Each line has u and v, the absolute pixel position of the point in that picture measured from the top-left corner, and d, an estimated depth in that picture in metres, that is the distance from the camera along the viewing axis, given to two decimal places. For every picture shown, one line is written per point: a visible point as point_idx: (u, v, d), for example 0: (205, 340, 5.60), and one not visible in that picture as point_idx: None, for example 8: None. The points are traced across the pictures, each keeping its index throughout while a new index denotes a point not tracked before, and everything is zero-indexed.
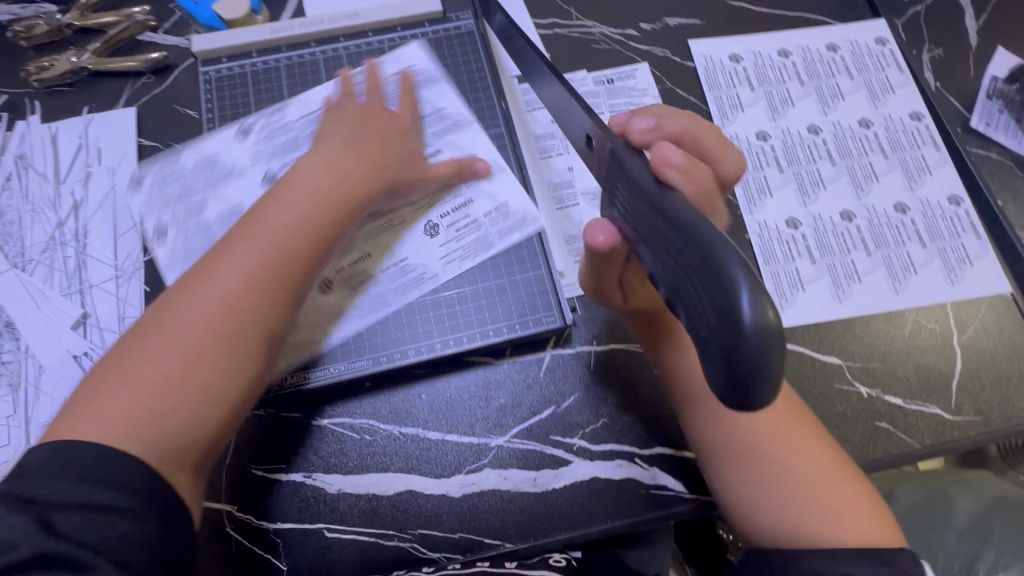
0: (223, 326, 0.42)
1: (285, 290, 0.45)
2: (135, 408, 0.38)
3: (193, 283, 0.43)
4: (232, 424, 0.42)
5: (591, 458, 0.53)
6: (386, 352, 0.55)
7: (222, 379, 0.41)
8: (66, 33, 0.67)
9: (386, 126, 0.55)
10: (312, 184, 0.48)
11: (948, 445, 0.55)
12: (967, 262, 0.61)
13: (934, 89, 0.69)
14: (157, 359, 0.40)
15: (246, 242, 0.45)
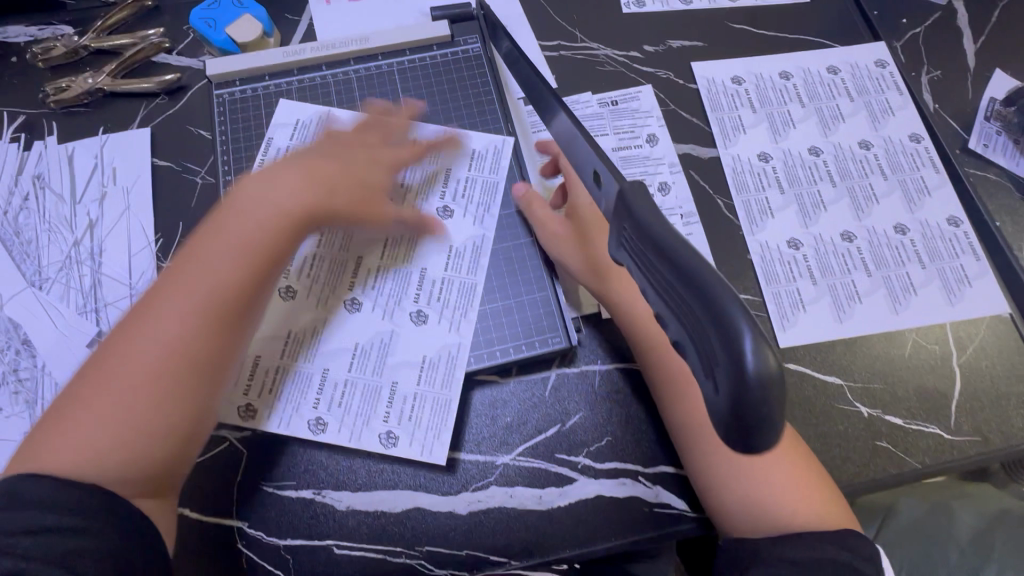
0: (167, 360, 0.44)
1: (230, 317, 0.47)
2: (85, 443, 0.42)
3: (135, 322, 0.46)
4: (185, 445, 0.46)
5: (595, 476, 0.54)
6: (389, 375, 0.55)
7: (169, 408, 0.44)
8: (82, 54, 0.69)
9: (348, 157, 0.57)
10: (260, 216, 0.50)
11: (948, 464, 0.56)
12: (966, 283, 0.62)
13: (934, 111, 0.70)
14: (106, 398, 0.43)
15: (187, 280, 0.47)
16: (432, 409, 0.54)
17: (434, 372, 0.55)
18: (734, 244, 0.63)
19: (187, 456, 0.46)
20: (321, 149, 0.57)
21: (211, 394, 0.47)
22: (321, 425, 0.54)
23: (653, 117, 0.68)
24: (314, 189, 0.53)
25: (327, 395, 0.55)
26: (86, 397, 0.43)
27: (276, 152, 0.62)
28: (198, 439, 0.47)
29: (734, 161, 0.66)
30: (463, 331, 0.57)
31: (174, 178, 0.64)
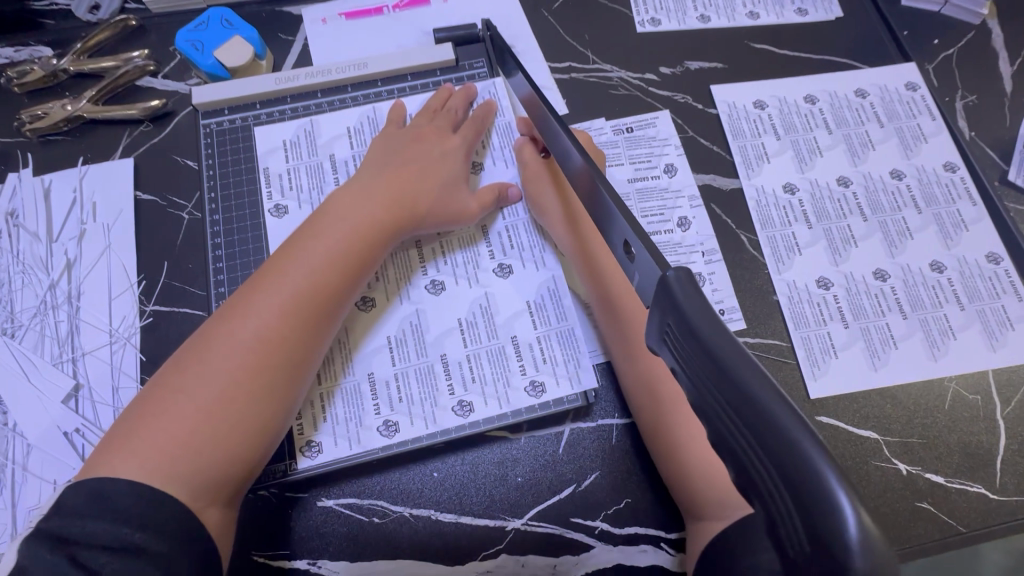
0: (258, 359, 0.44)
1: (320, 322, 0.47)
2: (173, 440, 0.40)
3: (228, 317, 0.45)
4: (266, 452, 0.45)
5: (614, 543, 0.50)
6: (506, 333, 0.54)
7: (257, 410, 0.43)
8: (61, 78, 0.64)
9: (421, 151, 0.56)
10: (354, 218, 0.50)
11: (993, 528, 0.52)
12: (1008, 326, 0.58)
13: (969, 138, 0.66)
14: (196, 393, 0.42)
15: (277, 279, 0.47)
16: (541, 368, 0.53)
17: (545, 312, 0.54)
18: (759, 283, 0.59)
19: (264, 462, 0.45)
20: (400, 145, 0.56)
21: (293, 400, 0.46)
22: (468, 406, 0.51)
23: (672, 145, 0.64)
24: (398, 187, 0.53)
25: (412, 369, 0.52)
26: (177, 391, 0.42)
27: (275, 177, 0.58)
28: (274, 446, 0.46)
29: (758, 194, 0.62)
30: (552, 264, 0.56)
31: (158, 214, 0.59)
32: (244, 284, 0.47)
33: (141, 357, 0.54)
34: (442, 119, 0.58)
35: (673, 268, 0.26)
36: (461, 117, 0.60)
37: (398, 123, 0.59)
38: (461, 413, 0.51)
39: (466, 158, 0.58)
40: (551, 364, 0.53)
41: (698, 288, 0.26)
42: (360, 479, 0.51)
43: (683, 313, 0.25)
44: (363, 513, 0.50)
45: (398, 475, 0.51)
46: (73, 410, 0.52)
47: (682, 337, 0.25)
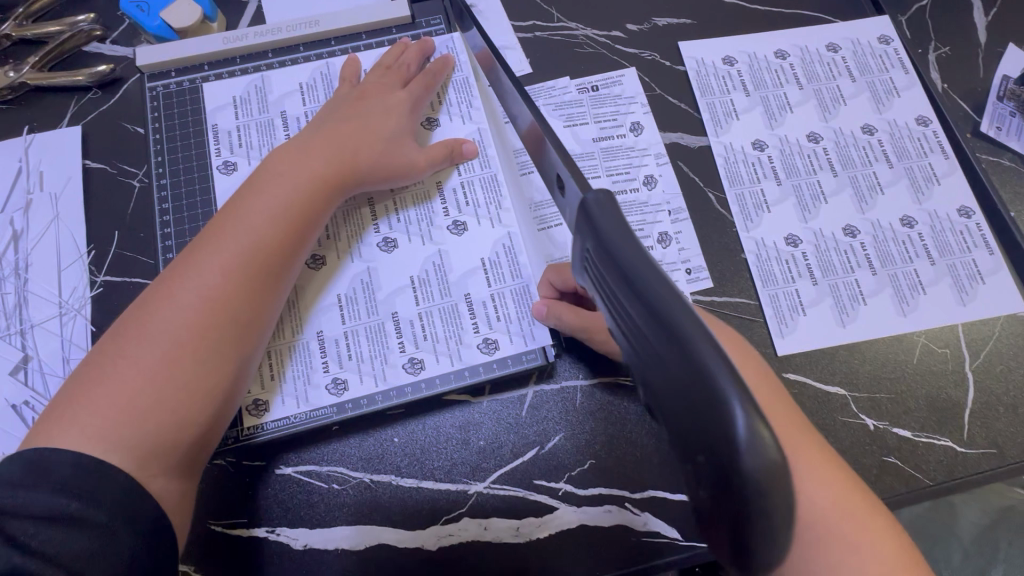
0: (202, 322, 0.42)
1: (267, 279, 0.46)
2: (117, 406, 0.39)
3: (168, 280, 0.43)
4: (221, 416, 0.43)
5: (577, 504, 0.50)
6: (459, 291, 0.52)
7: (205, 372, 0.42)
8: (3, 45, 0.62)
9: (367, 108, 0.54)
10: (297, 174, 0.48)
11: (960, 480, 0.51)
12: (979, 280, 0.57)
13: (942, 91, 0.64)
14: (138, 357, 0.40)
15: (217, 240, 0.45)
16: (494, 324, 0.52)
17: (500, 269, 0.53)
18: (727, 242, 0.58)
19: (220, 428, 0.43)
20: (345, 102, 0.54)
21: (245, 360, 0.44)
22: (419, 364, 0.51)
23: (637, 104, 0.62)
24: (343, 144, 0.51)
25: (363, 327, 0.51)
26: (117, 357, 0.40)
27: (224, 137, 0.56)
28: (230, 410, 0.44)
29: (726, 151, 0.61)
30: (508, 221, 0.55)
31: (108, 182, 0.57)
32: (185, 250, 0.45)
33: (91, 327, 0.53)
34: (392, 73, 0.57)
35: (595, 189, 0.26)
36: (412, 71, 0.58)
37: (350, 81, 0.57)
38: (411, 371, 0.50)
39: (415, 112, 0.56)
40: (509, 321, 0.52)
41: (617, 205, 0.25)
42: (320, 446, 0.50)
43: (602, 237, 0.24)
44: (322, 480, 0.50)
45: (358, 441, 0.51)
46: (22, 383, 0.51)
47: (603, 261, 0.24)
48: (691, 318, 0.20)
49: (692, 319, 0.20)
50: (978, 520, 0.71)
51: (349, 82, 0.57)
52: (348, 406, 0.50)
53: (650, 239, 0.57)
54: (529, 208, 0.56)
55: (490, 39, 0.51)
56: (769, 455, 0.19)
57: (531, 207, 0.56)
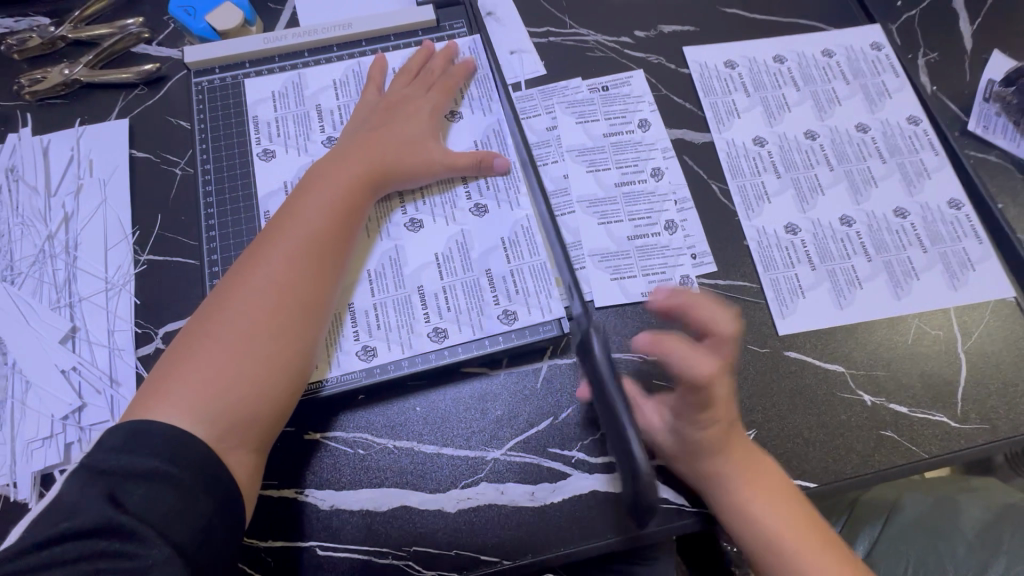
0: (273, 304, 0.46)
1: (325, 268, 0.50)
2: (202, 384, 0.42)
3: (237, 275, 0.47)
4: (291, 395, 0.47)
5: (589, 470, 0.52)
6: (480, 266, 0.57)
7: (276, 352, 0.45)
8: (59, 46, 0.67)
9: (397, 111, 0.59)
10: (347, 174, 0.53)
11: (955, 454, 0.54)
12: (969, 267, 0.60)
13: (931, 93, 0.68)
14: (219, 340, 0.44)
15: (283, 231, 0.49)
16: (513, 300, 0.56)
17: (519, 247, 0.57)
18: (731, 230, 0.61)
19: (290, 406, 0.47)
20: (374, 110, 0.59)
21: (310, 341, 0.48)
22: (443, 333, 0.55)
23: (645, 102, 0.66)
24: (379, 148, 0.55)
25: (391, 301, 0.55)
26: (200, 341, 0.44)
27: (263, 128, 0.61)
28: (299, 389, 0.48)
29: (728, 146, 0.65)
30: (525, 204, 0.59)
31: (153, 170, 0.62)
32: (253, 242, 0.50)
33: (135, 301, 0.56)
34: (417, 83, 0.62)
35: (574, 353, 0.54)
36: (437, 77, 0.63)
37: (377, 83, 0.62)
38: (436, 339, 0.54)
39: (438, 113, 0.61)
40: (529, 296, 0.56)
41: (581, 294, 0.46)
42: (345, 414, 0.53)
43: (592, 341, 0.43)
44: (347, 445, 0.53)
45: (382, 409, 0.54)
46: (70, 350, 0.54)
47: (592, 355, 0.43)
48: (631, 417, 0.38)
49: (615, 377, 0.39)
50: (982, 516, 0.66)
51: (377, 84, 0.61)
52: (376, 371, 0.53)
53: (658, 225, 0.61)
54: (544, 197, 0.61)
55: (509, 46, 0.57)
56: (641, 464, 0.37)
57: (547, 196, 0.61)
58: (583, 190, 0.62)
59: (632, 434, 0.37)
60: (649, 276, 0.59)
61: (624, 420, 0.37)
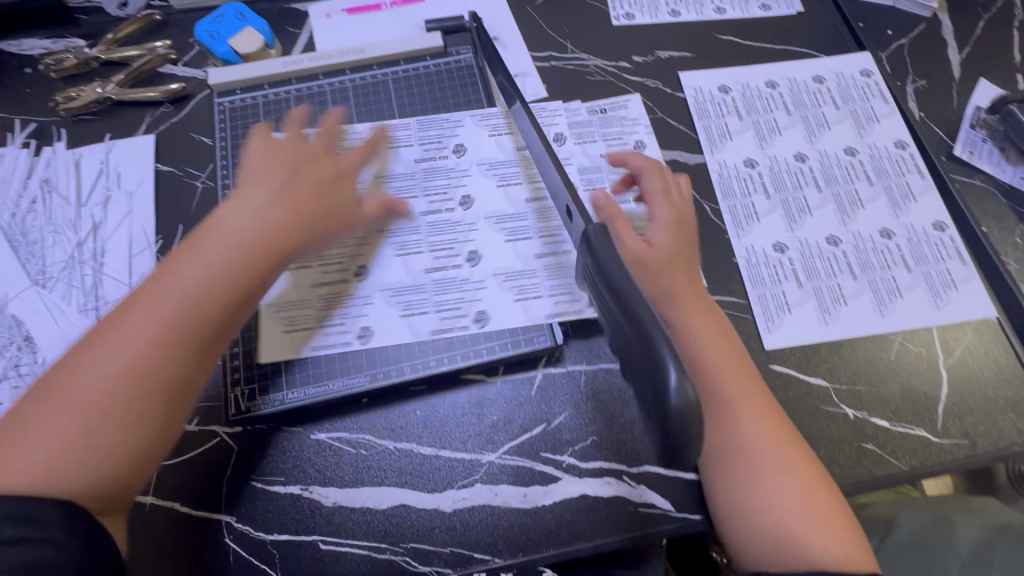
0: (131, 379, 0.43)
1: (192, 348, 0.46)
2: (26, 466, 0.40)
3: (100, 337, 0.45)
4: (131, 479, 0.44)
5: (579, 475, 0.55)
6: (477, 278, 0.61)
7: (114, 440, 0.43)
8: (93, 65, 0.72)
9: (317, 161, 0.56)
10: (237, 238, 0.49)
11: (936, 468, 0.55)
12: (952, 287, 0.62)
13: (919, 119, 0.71)
14: (56, 420, 0.42)
15: (156, 297, 0.46)
16: (496, 298, 0.61)
17: (512, 259, 0.62)
18: (720, 247, 0.64)
19: (129, 489, 0.45)
20: (299, 157, 0.56)
21: (174, 417, 0.46)
22: (446, 343, 0.59)
23: (640, 125, 0.69)
24: (284, 211, 0.52)
25: (392, 289, 0.61)
26: (35, 414, 0.42)
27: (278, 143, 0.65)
28: (143, 471, 0.45)
29: (721, 167, 0.68)
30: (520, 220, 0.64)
31: (176, 183, 0.66)
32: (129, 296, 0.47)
33: None
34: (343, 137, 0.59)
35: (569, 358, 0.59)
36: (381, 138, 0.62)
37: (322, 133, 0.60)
38: (438, 347, 0.58)
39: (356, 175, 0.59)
40: (516, 296, 0.60)
41: (611, 242, 0.41)
42: (350, 415, 0.57)
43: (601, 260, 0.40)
44: (351, 445, 0.56)
45: (384, 412, 0.57)
46: None
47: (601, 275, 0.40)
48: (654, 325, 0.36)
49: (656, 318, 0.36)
50: (975, 536, 0.67)
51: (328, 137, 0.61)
52: (380, 376, 0.57)
53: None
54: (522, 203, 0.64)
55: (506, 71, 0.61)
56: (688, 396, 0.34)
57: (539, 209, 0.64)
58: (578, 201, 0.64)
59: (679, 379, 0.34)
60: None
61: (672, 366, 0.34)
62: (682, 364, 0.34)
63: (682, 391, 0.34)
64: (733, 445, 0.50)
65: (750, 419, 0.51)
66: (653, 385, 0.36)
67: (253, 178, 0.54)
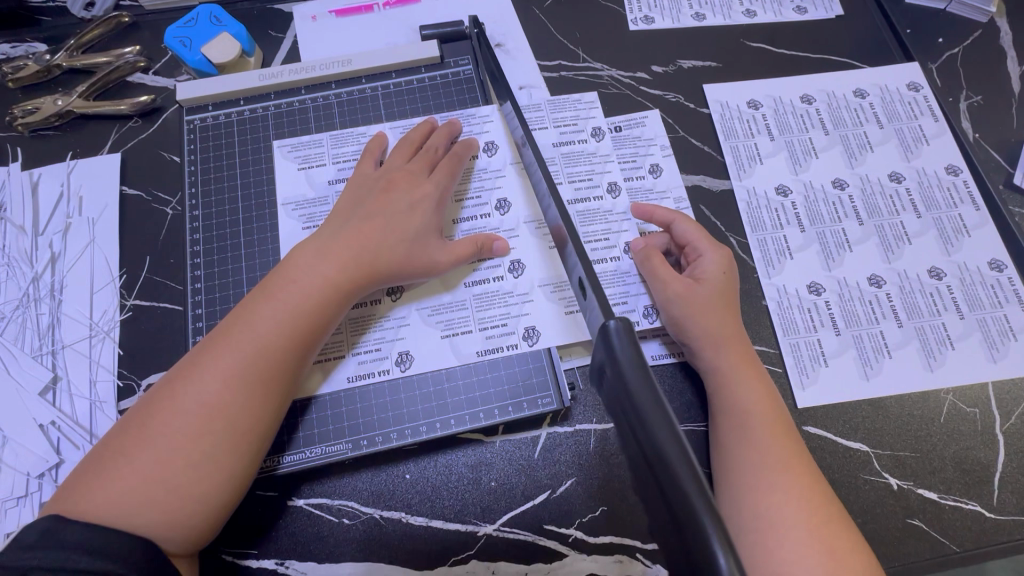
0: (212, 423, 0.42)
1: (273, 387, 0.45)
2: (114, 507, 0.39)
3: (178, 380, 0.43)
4: (213, 524, 0.42)
5: (587, 551, 0.49)
6: (476, 323, 0.54)
7: (199, 483, 0.41)
8: (54, 73, 0.65)
9: (390, 189, 0.53)
10: (313, 277, 0.47)
11: (991, 548, 0.49)
12: (1010, 336, 0.55)
13: (973, 140, 0.63)
14: (129, 468, 0.40)
15: (233, 339, 0.45)
16: (544, 312, 0.54)
17: (516, 300, 0.54)
18: (748, 288, 0.57)
19: (211, 533, 0.43)
20: (371, 192, 0.53)
21: (248, 464, 0.43)
22: (441, 404, 0.52)
23: (658, 146, 0.62)
24: (362, 244, 0.49)
25: (428, 304, 0.54)
26: (122, 455, 0.41)
27: (257, 168, 0.59)
28: (226, 514, 0.43)
29: (749, 195, 0.60)
30: (526, 254, 0.56)
31: (143, 209, 0.59)
32: (205, 338, 0.46)
33: (118, 351, 0.54)
34: (417, 162, 0.55)
35: (577, 418, 0.53)
36: (438, 156, 0.56)
37: (373, 159, 0.56)
38: (430, 410, 0.52)
39: (441, 205, 0.54)
40: (569, 306, 0.54)
41: (634, 341, 0.32)
42: (332, 480, 0.51)
43: (614, 358, 0.31)
44: (332, 514, 0.50)
45: (371, 477, 0.51)
46: (50, 403, 0.52)
47: (614, 377, 0.32)
48: (682, 462, 0.26)
49: (681, 448, 0.27)
50: None
51: (372, 158, 0.56)
52: (363, 443, 0.51)
53: None
54: (566, 205, 0.58)
55: (511, 95, 0.53)
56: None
57: (544, 241, 0.56)
58: (590, 233, 0.57)
59: (726, 560, 0.24)
60: (660, 335, 0.55)
61: (712, 537, 0.24)
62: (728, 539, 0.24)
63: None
64: (750, 514, 0.42)
65: (777, 486, 0.43)
66: (686, 550, 0.26)
67: (331, 215, 0.52)
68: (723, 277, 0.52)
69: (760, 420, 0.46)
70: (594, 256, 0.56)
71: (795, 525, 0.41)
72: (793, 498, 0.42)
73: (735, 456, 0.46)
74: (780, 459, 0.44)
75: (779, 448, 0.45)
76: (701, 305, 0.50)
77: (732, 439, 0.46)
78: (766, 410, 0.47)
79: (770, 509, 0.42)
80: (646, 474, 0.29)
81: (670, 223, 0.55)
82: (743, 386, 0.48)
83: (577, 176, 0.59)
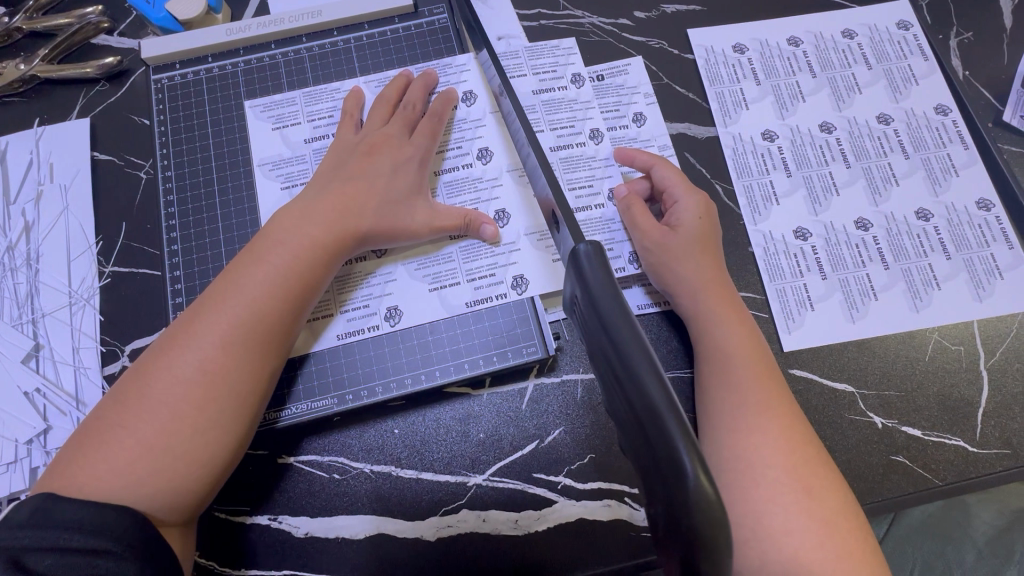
0: (205, 390, 0.41)
1: (265, 352, 0.44)
2: (112, 476, 0.38)
3: (167, 350, 0.42)
4: (212, 487, 0.42)
5: (576, 497, 0.49)
6: (462, 276, 0.53)
7: (195, 449, 0.40)
8: (15, 37, 0.62)
9: (371, 150, 0.52)
10: (298, 240, 0.46)
11: (972, 480, 0.50)
12: (996, 275, 0.55)
13: (963, 78, 0.62)
14: (124, 439, 0.39)
15: (220, 306, 0.44)
16: (529, 262, 0.53)
17: (501, 252, 0.54)
18: (733, 235, 0.56)
19: (210, 496, 0.42)
20: (352, 153, 0.52)
21: (245, 429, 0.43)
22: (426, 358, 0.52)
23: (641, 94, 0.61)
24: (348, 205, 0.48)
25: (414, 260, 0.54)
26: (115, 426, 0.40)
27: (230, 129, 0.57)
28: (223, 479, 0.43)
29: (735, 142, 0.59)
30: (510, 204, 0.55)
31: (115, 175, 0.58)
32: (191, 307, 0.45)
33: (99, 317, 0.53)
34: (396, 118, 0.54)
35: (563, 367, 0.53)
36: (418, 113, 0.55)
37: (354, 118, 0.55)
38: (415, 363, 0.52)
39: (425, 166, 0.53)
40: (554, 255, 0.54)
41: (604, 262, 0.31)
42: (320, 437, 0.51)
43: (589, 287, 0.31)
44: (322, 470, 0.50)
45: (358, 432, 0.51)
46: (34, 370, 0.52)
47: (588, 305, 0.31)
48: (651, 376, 0.26)
49: (650, 363, 0.26)
50: None
51: (351, 118, 0.54)
52: (349, 398, 0.51)
53: None
54: (548, 153, 0.57)
55: (484, 40, 0.50)
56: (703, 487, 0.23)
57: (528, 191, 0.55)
58: (573, 180, 0.56)
59: (692, 464, 0.24)
60: (645, 282, 0.54)
61: (680, 444, 0.24)
62: (694, 441, 0.24)
63: (696, 483, 0.23)
64: (730, 453, 0.43)
65: (759, 423, 0.43)
66: (658, 467, 0.26)
67: (313, 179, 0.51)
68: (706, 222, 0.51)
69: (744, 361, 0.46)
70: (578, 204, 0.56)
71: (772, 467, 0.42)
72: (775, 435, 0.43)
73: (716, 395, 0.46)
74: (763, 397, 0.44)
75: (762, 386, 0.45)
76: (685, 252, 0.49)
77: (714, 380, 0.46)
78: (750, 351, 0.46)
79: (750, 451, 0.42)
80: (620, 397, 0.29)
81: (651, 168, 0.54)
82: (727, 327, 0.47)
83: (559, 124, 0.58)
